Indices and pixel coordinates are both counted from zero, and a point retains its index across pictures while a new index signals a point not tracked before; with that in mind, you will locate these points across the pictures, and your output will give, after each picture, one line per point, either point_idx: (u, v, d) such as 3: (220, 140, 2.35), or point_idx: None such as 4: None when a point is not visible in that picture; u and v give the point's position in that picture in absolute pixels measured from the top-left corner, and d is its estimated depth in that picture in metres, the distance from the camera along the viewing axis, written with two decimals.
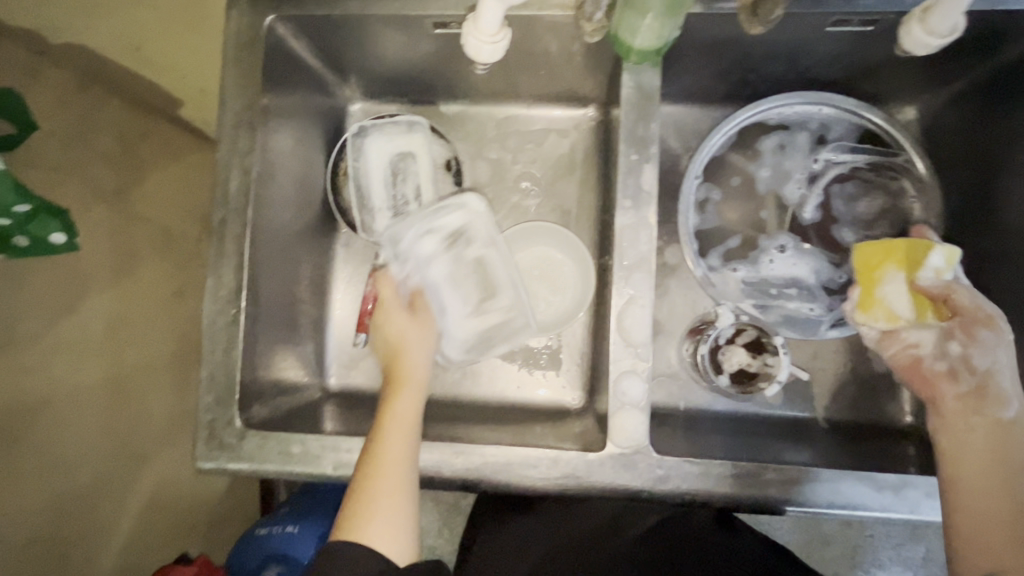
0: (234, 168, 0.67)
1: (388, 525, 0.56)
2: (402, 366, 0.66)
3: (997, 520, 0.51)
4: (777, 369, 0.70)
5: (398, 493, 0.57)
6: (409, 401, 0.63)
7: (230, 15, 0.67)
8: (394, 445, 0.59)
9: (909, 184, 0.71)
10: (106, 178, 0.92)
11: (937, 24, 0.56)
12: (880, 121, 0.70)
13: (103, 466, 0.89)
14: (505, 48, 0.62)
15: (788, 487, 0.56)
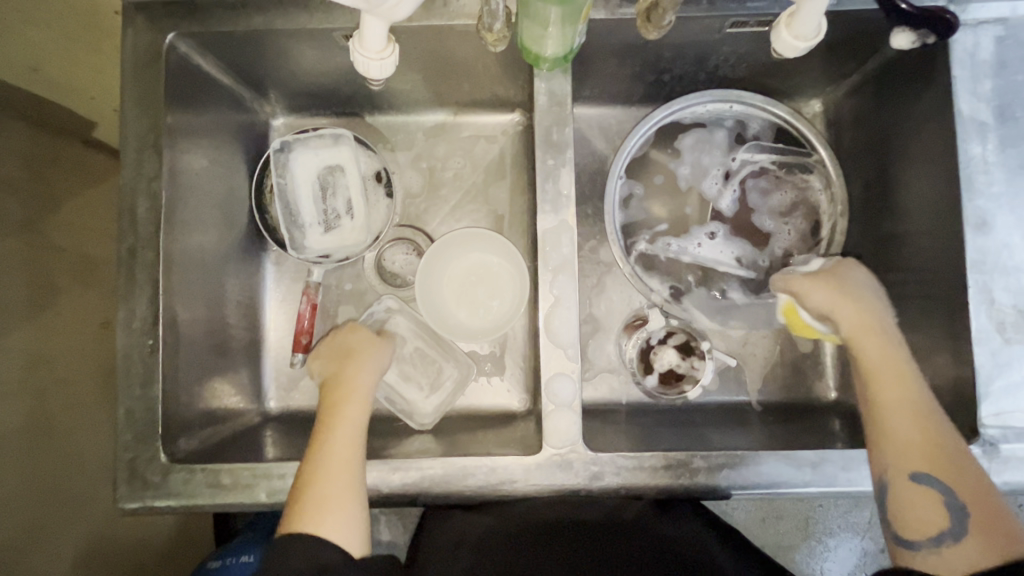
0: (141, 194, 0.64)
1: (340, 522, 0.55)
2: (348, 372, 0.66)
3: (912, 422, 0.55)
4: (703, 373, 0.74)
5: (350, 488, 0.56)
6: (356, 402, 0.63)
7: (126, 34, 0.64)
8: (342, 445, 0.59)
9: (817, 176, 0.74)
10: (14, 209, 0.86)
11: (801, 27, 0.55)
12: (785, 116, 0.72)
13: (36, 513, 0.84)
14: (394, 65, 0.59)
15: (716, 471, 0.59)
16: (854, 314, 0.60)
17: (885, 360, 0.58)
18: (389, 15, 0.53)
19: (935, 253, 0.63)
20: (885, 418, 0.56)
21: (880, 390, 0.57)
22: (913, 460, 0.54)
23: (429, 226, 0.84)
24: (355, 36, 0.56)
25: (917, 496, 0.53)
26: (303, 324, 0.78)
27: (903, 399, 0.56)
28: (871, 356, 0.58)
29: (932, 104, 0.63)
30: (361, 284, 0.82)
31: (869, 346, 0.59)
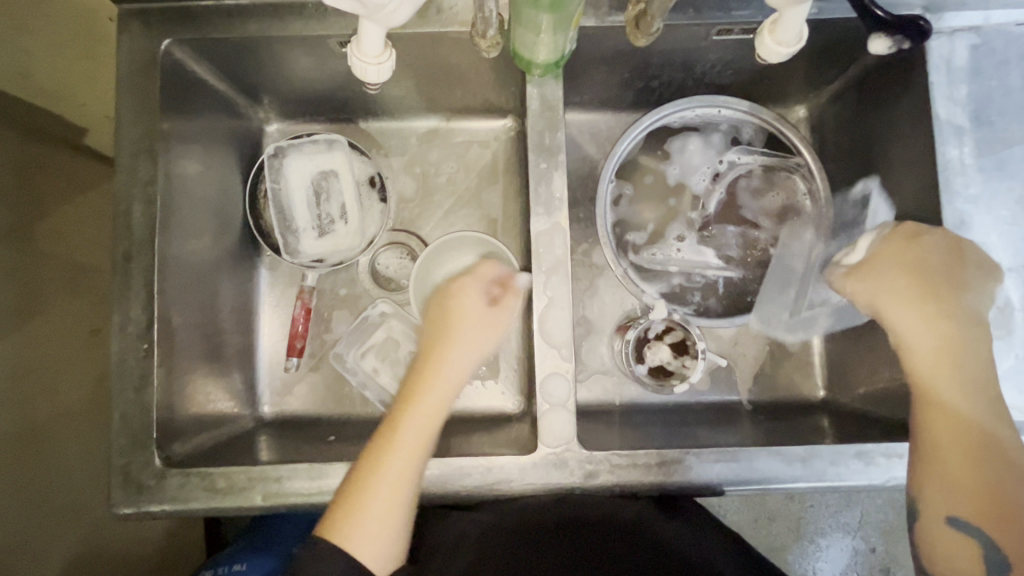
0: (136, 198, 0.65)
1: (373, 538, 0.54)
2: (438, 357, 0.59)
3: (959, 463, 0.52)
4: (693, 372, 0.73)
5: (391, 504, 0.55)
6: (436, 402, 0.58)
7: (121, 40, 0.64)
8: (402, 454, 0.56)
9: (800, 180, 0.77)
10: (6, 216, 0.84)
11: (784, 35, 0.56)
12: (771, 120, 0.74)
13: (24, 525, 0.82)
14: (392, 69, 0.59)
15: (708, 468, 0.60)
16: (924, 332, 0.55)
17: (953, 394, 0.54)
18: (386, 21, 0.54)
19: None
20: (943, 459, 0.53)
21: (942, 429, 0.53)
22: (958, 506, 0.52)
23: (423, 230, 0.85)
24: (352, 41, 0.56)
25: (950, 537, 0.53)
26: (297, 329, 0.79)
27: (963, 440, 0.53)
28: (939, 385, 0.54)
29: (911, 109, 0.65)
30: (356, 289, 0.83)
31: (937, 365, 0.54)
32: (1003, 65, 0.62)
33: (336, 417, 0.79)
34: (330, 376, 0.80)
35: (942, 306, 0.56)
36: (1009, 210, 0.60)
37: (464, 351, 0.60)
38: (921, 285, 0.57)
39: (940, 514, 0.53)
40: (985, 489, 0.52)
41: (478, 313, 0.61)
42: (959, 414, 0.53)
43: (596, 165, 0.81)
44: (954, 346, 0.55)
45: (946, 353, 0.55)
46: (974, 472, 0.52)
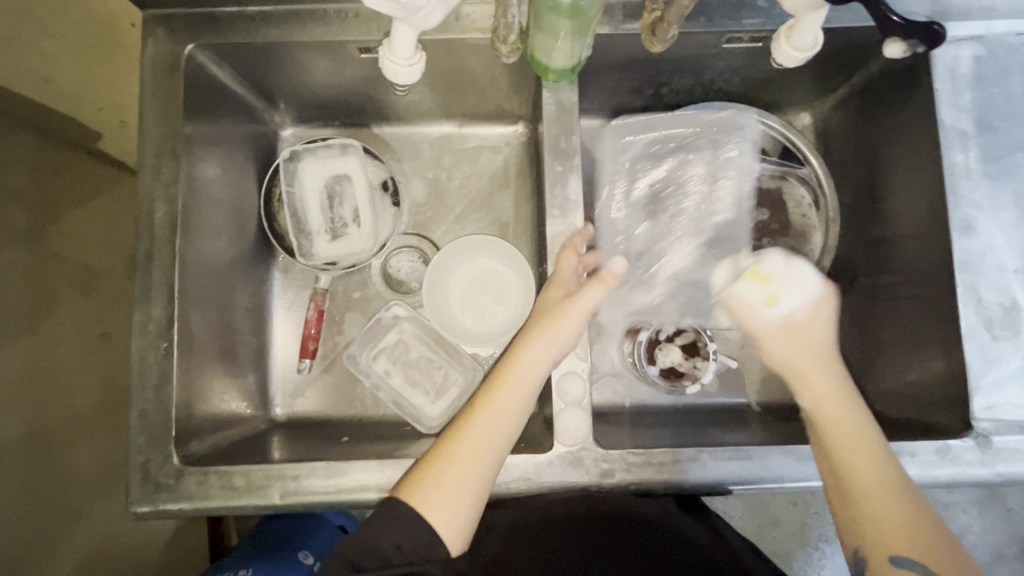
0: (158, 199, 0.65)
1: (447, 511, 0.54)
2: (523, 341, 0.60)
3: (888, 497, 0.55)
4: (703, 372, 0.77)
5: (468, 478, 0.55)
6: (519, 387, 0.58)
7: (146, 45, 0.66)
8: (479, 428, 0.57)
9: (803, 189, 0.77)
10: (18, 217, 0.85)
11: (800, 39, 0.58)
12: (777, 125, 0.76)
13: (31, 525, 0.83)
14: (422, 71, 0.61)
15: (723, 467, 0.60)
16: (824, 376, 0.62)
17: (852, 433, 0.58)
18: (419, 24, 0.55)
19: (923, 255, 0.67)
20: (869, 495, 0.55)
21: (857, 467, 0.56)
22: (893, 542, 0.54)
23: (435, 234, 0.86)
24: (386, 44, 0.58)
25: None
26: (309, 331, 0.80)
27: (877, 471, 0.56)
28: (837, 429, 0.58)
29: (916, 116, 0.66)
30: (369, 291, 0.84)
31: (834, 409, 0.60)
32: (1006, 72, 0.64)
33: (348, 418, 0.80)
34: (343, 378, 0.81)
35: (819, 341, 0.63)
36: (1013, 213, 0.62)
37: (544, 337, 0.59)
38: (814, 322, 0.64)
39: (882, 553, 0.54)
40: (902, 519, 0.55)
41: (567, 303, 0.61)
42: (864, 457, 0.57)
43: None
44: (841, 389, 0.61)
45: (841, 398, 0.60)
46: (893, 502, 0.55)
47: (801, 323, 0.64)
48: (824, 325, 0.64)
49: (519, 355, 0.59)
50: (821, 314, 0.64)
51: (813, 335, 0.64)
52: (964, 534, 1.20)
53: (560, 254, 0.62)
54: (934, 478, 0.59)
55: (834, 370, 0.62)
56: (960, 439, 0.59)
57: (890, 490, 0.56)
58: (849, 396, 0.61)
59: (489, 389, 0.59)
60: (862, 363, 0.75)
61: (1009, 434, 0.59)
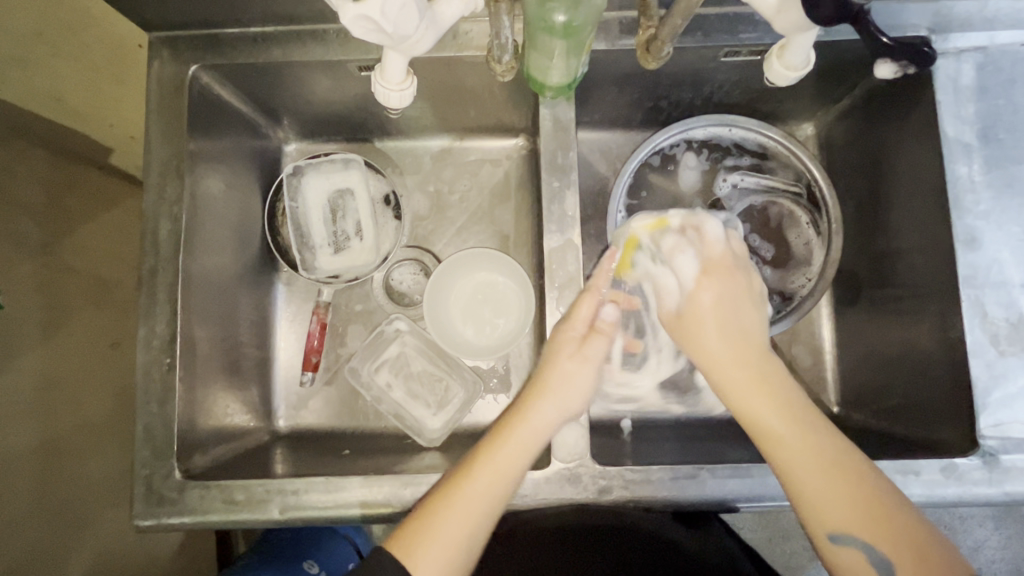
0: (163, 217, 0.67)
1: (437, 562, 0.53)
2: (531, 405, 0.60)
3: (823, 468, 0.54)
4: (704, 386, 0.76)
5: (463, 532, 0.54)
6: (520, 447, 0.58)
7: (151, 65, 0.67)
8: (482, 489, 0.56)
9: (802, 212, 0.76)
10: (31, 232, 0.87)
11: (791, 59, 0.58)
12: (791, 146, 0.73)
13: (43, 533, 0.85)
14: (413, 96, 0.61)
15: (723, 485, 0.59)
16: (710, 342, 0.59)
17: (778, 418, 0.55)
18: (411, 51, 0.55)
19: (927, 269, 0.66)
20: (799, 474, 0.54)
21: (777, 445, 0.55)
22: (842, 521, 0.53)
23: (437, 247, 0.86)
24: (377, 69, 0.59)
25: (847, 558, 0.53)
26: (312, 344, 0.81)
27: (804, 445, 0.54)
28: (755, 407, 0.56)
29: (919, 127, 0.66)
30: (371, 304, 0.84)
31: (742, 381, 0.57)
32: (1010, 83, 0.63)
33: (351, 431, 0.80)
34: (345, 390, 0.82)
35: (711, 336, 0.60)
36: (1020, 226, 0.61)
37: (553, 405, 0.60)
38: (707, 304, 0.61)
39: (821, 530, 0.53)
40: (847, 493, 0.53)
41: (574, 365, 0.62)
42: (791, 438, 0.55)
43: (606, 183, 0.83)
44: (745, 343, 0.59)
45: (755, 365, 0.58)
46: (823, 477, 0.53)
47: (698, 300, 0.61)
48: (726, 287, 0.61)
49: (525, 416, 0.59)
50: (714, 282, 0.61)
51: (719, 303, 0.61)
52: (979, 548, 1.17)
53: (575, 304, 0.62)
54: (940, 497, 0.58)
55: (739, 343, 0.59)
56: (966, 457, 0.59)
57: (824, 455, 0.54)
58: (759, 366, 0.58)
59: (491, 448, 0.58)
60: (867, 377, 0.74)
61: (1018, 453, 0.58)
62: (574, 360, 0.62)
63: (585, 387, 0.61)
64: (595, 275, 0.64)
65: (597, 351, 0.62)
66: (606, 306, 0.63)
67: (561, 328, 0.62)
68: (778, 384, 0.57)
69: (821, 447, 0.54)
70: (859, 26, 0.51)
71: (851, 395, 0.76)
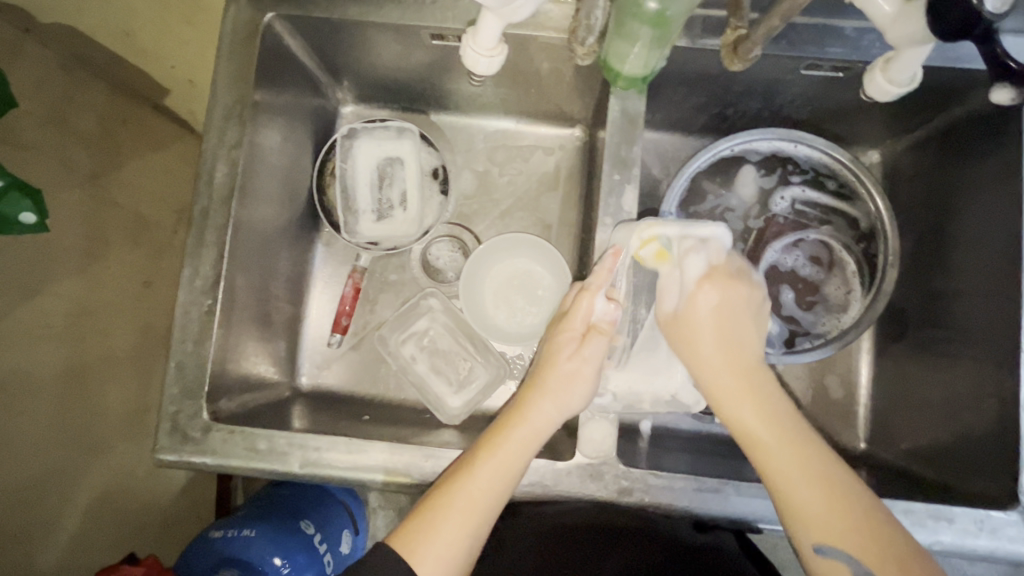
0: (220, 160, 0.67)
1: (440, 560, 0.53)
2: (530, 404, 0.59)
3: (807, 471, 0.52)
4: None
5: (462, 536, 0.54)
6: (520, 444, 0.57)
7: (228, 8, 0.67)
8: (481, 489, 0.55)
9: (851, 256, 0.75)
10: (82, 161, 0.94)
11: (898, 73, 0.57)
12: (870, 184, 0.70)
13: (60, 453, 0.89)
14: (502, 63, 0.61)
15: (747, 503, 0.58)
16: (707, 349, 0.57)
17: (757, 424, 0.54)
18: (508, 15, 0.55)
19: (988, 313, 0.63)
20: (761, 446, 0.54)
21: (727, 405, 0.56)
22: (824, 532, 0.51)
23: (478, 228, 0.85)
24: (471, 32, 0.58)
25: (823, 566, 0.51)
26: (342, 307, 0.81)
27: (769, 426, 0.54)
28: (721, 389, 0.57)
29: (999, 167, 0.63)
30: (406, 275, 0.84)
31: (729, 387, 0.56)
32: None
33: (369, 397, 0.81)
34: (371, 357, 0.82)
35: (717, 342, 0.58)
36: None
37: (551, 403, 0.58)
38: (709, 319, 0.58)
39: (808, 542, 0.51)
40: (833, 507, 0.51)
41: (573, 364, 0.59)
42: (774, 445, 0.53)
43: (658, 186, 0.81)
44: (739, 353, 0.57)
45: (732, 344, 0.58)
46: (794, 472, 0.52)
47: (698, 308, 0.58)
48: (727, 298, 0.59)
49: (525, 413, 0.58)
50: (715, 289, 0.59)
51: (717, 311, 0.58)
52: None
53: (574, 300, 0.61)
54: (970, 548, 0.57)
55: (733, 347, 0.57)
56: (1004, 512, 0.57)
57: (811, 466, 0.52)
58: (746, 351, 0.57)
59: (490, 447, 0.57)
60: (901, 417, 0.72)
61: None
62: (573, 360, 0.59)
63: (585, 387, 0.59)
64: (596, 273, 0.60)
65: (592, 349, 0.59)
66: (600, 302, 0.60)
67: (559, 325, 0.61)
68: (763, 401, 0.55)
69: (785, 433, 0.54)
70: (982, 46, 0.46)
71: (880, 433, 0.74)
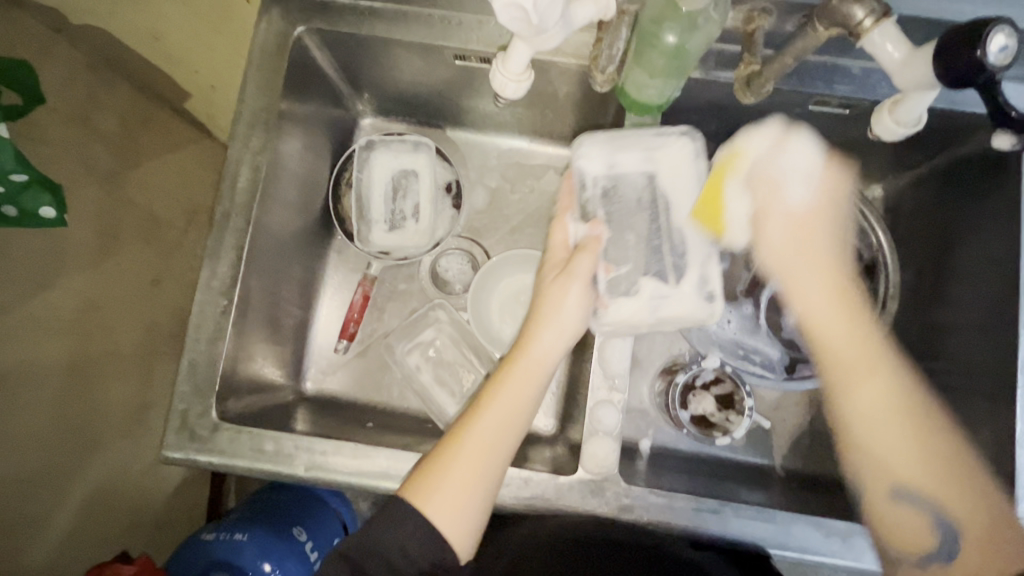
0: (244, 166, 0.69)
1: (451, 509, 0.52)
2: (528, 334, 0.58)
3: (902, 413, 0.53)
4: (736, 426, 0.74)
5: (472, 483, 0.54)
6: (523, 378, 0.56)
7: (261, 20, 0.70)
8: (482, 426, 0.55)
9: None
10: (102, 161, 0.98)
11: (904, 115, 0.59)
12: (874, 218, 0.73)
13: (56, 446, 0.91)
14: (528, 89, 0.62)
15: (745, 525, 0.59)
16: (818, 238, 0.59)
17: (858, 349, 0.55)
18: (539, 43, 0.56)
19: (986, 347, 0.65)
20: (858, 379, 0.54)
21: (832, 334, 0.56)
22: (915, 480, 0.53)
23: (487, 242, 0.87)
24: (501, 57, 0.60)
25: (899, 517, 0.53)
26: (351, 313, 0.82)
27: (881, 373, 0.54)
28: (816, 308, 0.57)
29: (1000, 206, 0.65)
30: (414, 285, 0.85)
31: (828, 300, 0.57)
32: None
33: (372, 404, 0.81)
34: (376, 364, 0.83)
35: (823, 248, 0.58)
36: None
37: (550, 330, 0.57)
38: (830, 207, 0.59)
39: (885, 485, 0.53)
40: (928, 459, 0.53)
41: (565, 282, 0.58)
42: (883, 376, 0.54)
43: None
44: (829, 235, 0.59)
45: (845, 301, 0.57)
46: (899, 441, 0.53)
47: (810, 214, 0.59)
48: (842, 175, 0.60)
49: (525, 347, 0.57)
50: (826, 179, 0.59)
51: (814, 209, 0.59)
52: None
53: (551, 230, 0.62)
54: None
55: (828, 261, 0.58)
56: None
57: (903, 408, 0.53)
58: (851, 291, 0.57)
59: (492, 384, 0.56)
60: None
61: None
62: (558, 280, 0.59)
63: (579, 306, 0.58)
64: (561, 201, 0.63)
65: (582, 268, 0.58)
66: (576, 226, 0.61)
67: (545, 258, 0.62)
68: (874, 334, 0.56)
69: (886, 363, 0.55)
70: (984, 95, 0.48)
71: None
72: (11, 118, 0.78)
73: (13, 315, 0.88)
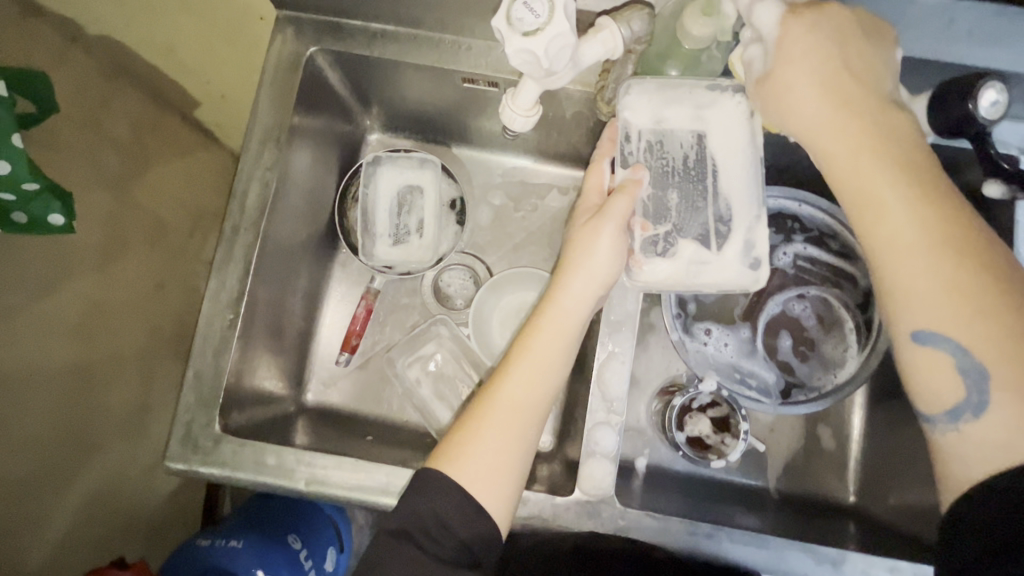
0: (254, 181, 0.70)
1: (488, 468, 0.52)
2: (559, 285, 0.59)
3: (941, 229, 0.44)
4: (731, 449, 0.73)
5: (516, 433, 0.54)
6: (555, 327, 0.58)
7: (275, 39, 0.71)
8: (517, 377, 0.56)
9: (849, 315, 0.77)
10: (111, 165, 0.96)
11: None
12: None
13: (47, 456, 0.86)
14: (537, 124, 0.63)
15: (739, 550, 0.60)
16: (807, 102, 0.49)
17: (904, 225, 0.45)
18: (548, 82, 0.58)
19: None
20: (881, 230, 0.46)
21: (865, 206, 0.47)
22: (933, 314, 0.45)
23: (490, 258, 0.88)
24: (510, 93, 0.61)
25: (925, 360, 0.46)
26: (353, 326, 0.83)
27: (919, 232, 0.45)
28: (849, 173, 0.48)
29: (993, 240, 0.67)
30: (417, 300, 0.86)
31: (881, 181, 0.46)
32: None
33: (371, 417, 0.82)
34: (376, 377, 0.84)
35: (810, 83, 0.49)
36: None
37: (581, 279, 0.59)
38: (804, 39, 0.49)
39: (907, 329, 0.46)
40: (972, 292, 0.43)
41: (600, 229, 0.59)
42: (914, 218, 0.45)
43: None
44: (864, 108, 0.48)
45: (835, 88, 0.48)
46: (909, 241, 0.45)
47: (786, 49, 0.49)
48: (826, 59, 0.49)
49: (555, 297, 0.59)
50: (799, 27, 0.49)
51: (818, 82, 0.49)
52: None
53: (588, 174, 0.65)
54: None
55: (874, 145, 0.47)
56: None
57: (960, 279, 0.44)
58: (901, 171, 0.46)
59: (524, 336, 0.58)
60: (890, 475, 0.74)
61: None
62: (591, 223, 0.60)
63: (611, 254, 0.59)
64: (598, 150, 0.65)
65: (617, 215, 0.59)
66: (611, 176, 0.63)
67: (579, 205, 0.64)
68: (920, 215, 0.45)
69: (931, 245, 0.44)
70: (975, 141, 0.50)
71: (869, 487, 0.76)
72: (25, 126, 0.78)
73: (15, 322, 0.80)
